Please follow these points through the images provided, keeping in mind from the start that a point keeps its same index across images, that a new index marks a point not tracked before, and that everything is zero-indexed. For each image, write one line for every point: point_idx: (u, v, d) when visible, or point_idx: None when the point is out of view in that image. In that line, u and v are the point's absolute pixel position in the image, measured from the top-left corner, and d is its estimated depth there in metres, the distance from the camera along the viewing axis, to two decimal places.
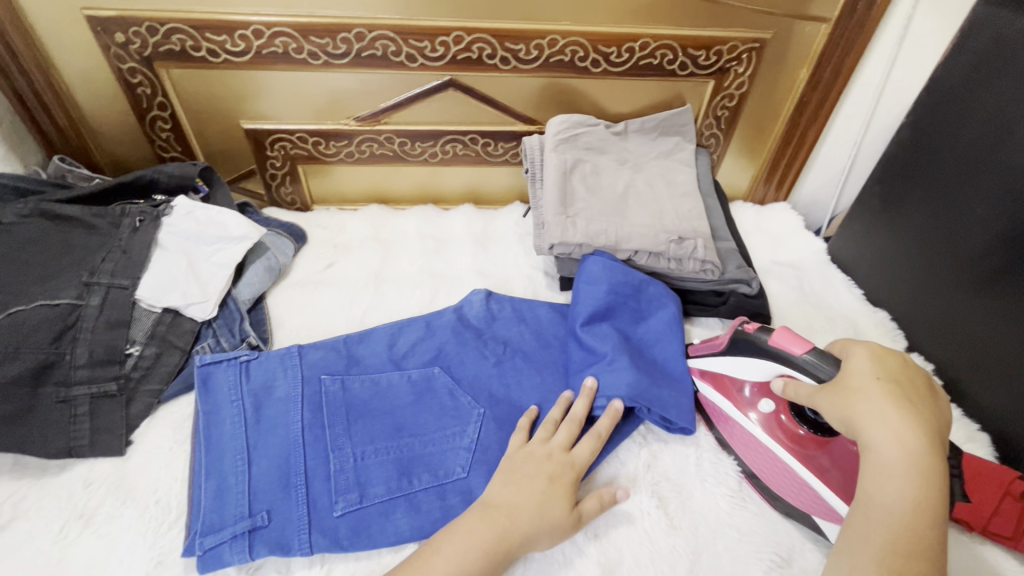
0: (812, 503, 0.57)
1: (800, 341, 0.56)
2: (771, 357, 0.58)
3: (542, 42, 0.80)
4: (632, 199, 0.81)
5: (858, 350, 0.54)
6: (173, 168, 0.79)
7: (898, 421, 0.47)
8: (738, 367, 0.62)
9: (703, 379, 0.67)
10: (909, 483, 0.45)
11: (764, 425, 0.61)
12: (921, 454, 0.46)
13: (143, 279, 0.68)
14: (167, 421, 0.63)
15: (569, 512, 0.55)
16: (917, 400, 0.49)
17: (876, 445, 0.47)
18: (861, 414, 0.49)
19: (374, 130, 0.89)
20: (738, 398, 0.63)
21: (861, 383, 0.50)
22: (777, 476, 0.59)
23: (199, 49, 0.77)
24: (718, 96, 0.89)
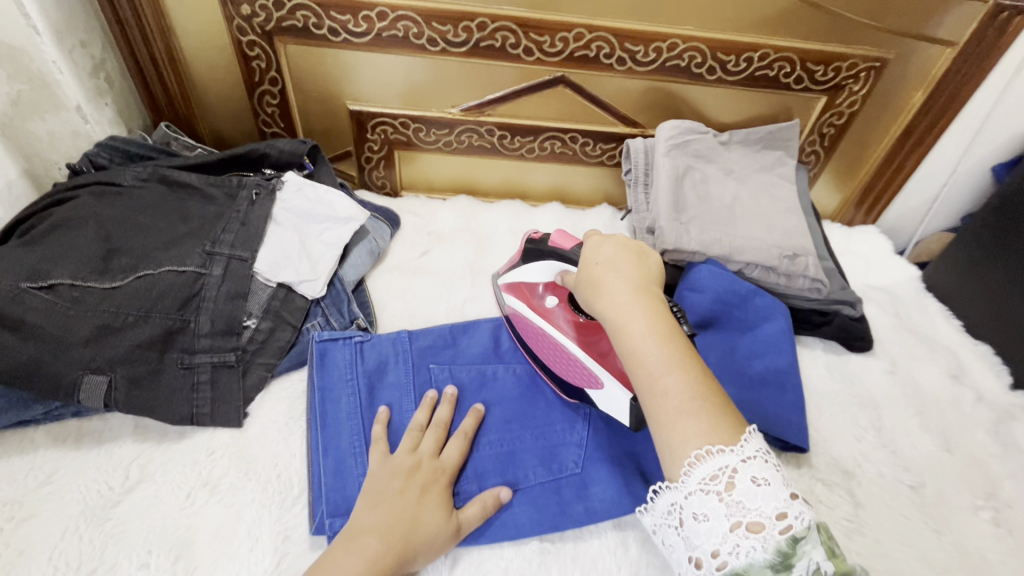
0: (581, 373, 0.61)
1: (571, 236, 0.62)
2: (552, 255, 0.63)
3: (662, 46, 0.80)
4: (740, 211, 0.79)
5: (595, 244, 0.55)
6: (285, 144, 0.79)
7: (633, 290, 0.49)
8: (529, 270, 0.66)
9: (510, 293, 0.70)
10: (647, 327, 0.46)
11: (550, 319, 0.64)
12: (659, 317, 0.47)
13: (261, 253, 0.68)
14: (281, 395, 0.63)
15: (446, 518, 0.52)
16: (630, 271, 0.51)
17: (619, 316, 0.47)
18: (603, 289, 0.50)
19: (476, 121, 0.89)
20: (532, 299, 0.66)
21: (591, 273, 0.52)
22: (558, 357, 0.63)
23: (321, 27, 0.77)
24: (828, 112, 0.88)
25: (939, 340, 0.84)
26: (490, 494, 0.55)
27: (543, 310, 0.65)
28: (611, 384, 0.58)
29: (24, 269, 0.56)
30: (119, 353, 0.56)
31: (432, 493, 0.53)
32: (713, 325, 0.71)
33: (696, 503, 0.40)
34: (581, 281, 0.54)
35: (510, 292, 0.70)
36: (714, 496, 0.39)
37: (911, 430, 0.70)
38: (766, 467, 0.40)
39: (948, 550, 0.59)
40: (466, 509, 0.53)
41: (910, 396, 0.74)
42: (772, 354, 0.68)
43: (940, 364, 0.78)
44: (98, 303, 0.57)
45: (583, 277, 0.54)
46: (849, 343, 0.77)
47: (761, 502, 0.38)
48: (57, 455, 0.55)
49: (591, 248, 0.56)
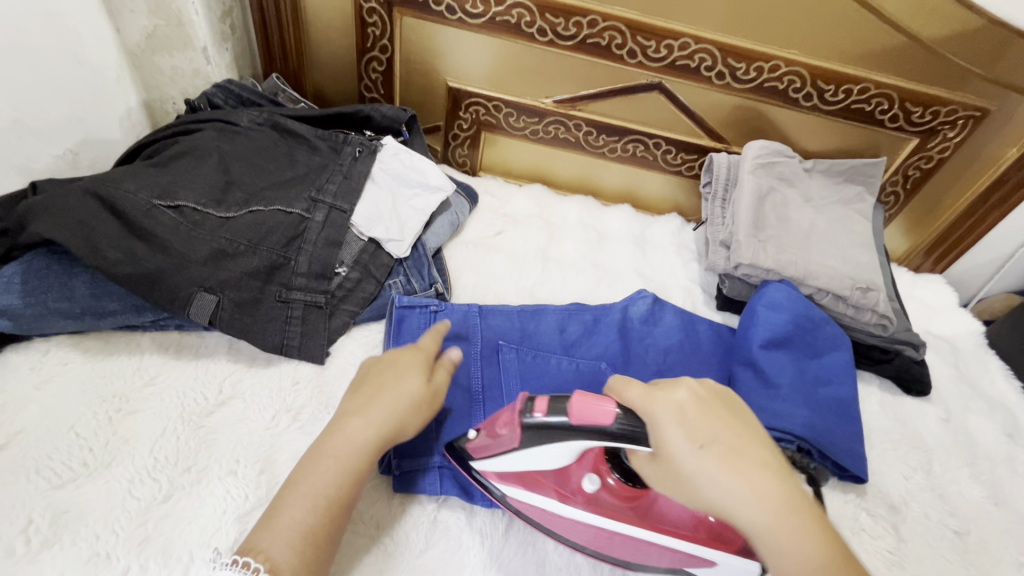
0: (675, 557, 0.53)
1: (598, 403, 0.47)
2: (584, 433, 0.48)
3: (764, 66, 0.81)
4: (817, 239, 0.80)
5: (672, 405, 0.46)
6: (388, 109, 0.83)
7: (760, 488, 0.42)
8: (539, 458, 0.52)
9: (504, 481, 0.54)
10: (782, 521, 0.41)
11: (587, 505, 0.53)
12: (791, 510, 0.41)
13: (358, 207, 0.72)
14: (360, 343, 0.67)
15: (420, 382, 0.53)
16: (746, 451, 0.44)
17: (762, 532, 0.41)
18: (717, 484, 0.42)
19: (567, 115, 0.91)
20: (549, 493, 0.54)
21: (690, 460, 0.43)
22: (623, 543, 0.53)
23: (440, 3, 0.81)
24: (916, 155, 0.89)
25: (997, 398, 0.83)
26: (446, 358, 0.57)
27: (576, 496, 0.54)
28: (728, 559, 0.51)
29: (157, 187, 0.61)
30: (230, 277, 0.61)
31: (403, 363, 0.54)
32: (783, 345, 0.71)
33: None
34: (673, 476, 0.45)
35: (505, 480, 0.54)
36: None
37: (960, 479, 0.70)
38: None
39: None
40: (440, 367, 0.56)
41: (963, 446, 0.73)
42: (835, 383, 0.70)
43: (996, 422, 0.78)
44: (215, 229, 0.62)
45: (674, 466, 0.44)
46: (907, 385, 0.78)
47: None
48: (158, 361, 0.60)
49: (671, 414, 0.45)
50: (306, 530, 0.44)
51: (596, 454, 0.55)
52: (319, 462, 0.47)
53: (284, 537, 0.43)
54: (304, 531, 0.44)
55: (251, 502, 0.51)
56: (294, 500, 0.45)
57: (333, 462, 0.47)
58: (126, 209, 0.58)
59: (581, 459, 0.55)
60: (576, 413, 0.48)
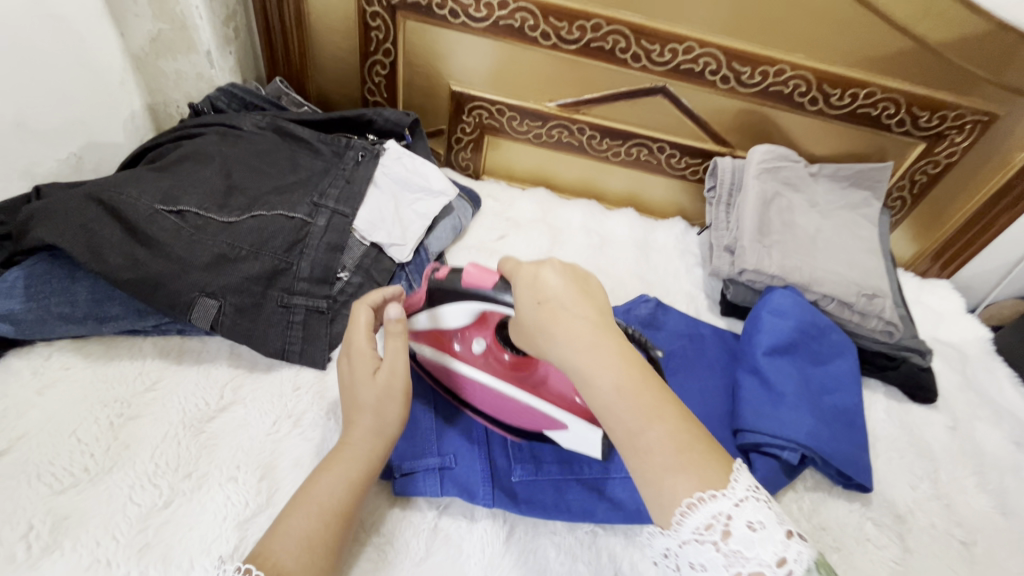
0: (535, 419, 0.58)
1: (487, 272, 0.51)
2: (468, 298, 0.52)
3: (769, 70, 0.80)
4: (822, 244, 0.79)
5: (522, 271, 0.46)
6: (390, 113, 0.83)
7: (591, 335, 0.41)
8: (439, 318, 0.56)
9: (420, 341, 0.62)
10: (617, 374, 0.40)
11: (479, 365, 0.58)
12: (628, 365, 0.41)
13: (360, 212, 0.72)
14: None
15: (373, 377, 0.51)
16: (579, 301, 0.43)
17: (578, 368, 0.41)
18: (551, 339, 0.42)
19: (570, 118, 0.91)
20: (449, 348, 0.60)
21: (531, 317, 0.44)
22: (498, 403, 0.59)
23: (443, 7, 0.81)
24: (923, 160, 0.88)
25: (1005, 406, 0.82)
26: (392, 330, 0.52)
27: (470, 357, 0.59)
28: (575, 425, 0.55)
29: (159, 192, 0.61)
30: (231, 282, 0.61)
31: (355, 364, 0.52)
32: (788, 351, 0.70)
33: (692, 552, 0.37)
34: (526, 337, 0.46)
35: (420, 339, 0.62)
36: (711, 547, 0.36)
37: (967, 488, 0.69)
38: (760, 508, 0.37)
39: None
40: (384, 342, 0.52)
41: (970, 455, 0.73)
42: (840, 390, 0.69)
43: (1004, 430, 0.77)
44: (217, 234, 0.62)
45: (527, 329, 0.45)
46: (914, 393, 0.77)
47: (760, 548, 0.35)
48: (160, 366, 0.60)
49: (528, 278, 0.45)
50: (303, 535, 0.44)
51: (492, 327, 0.57)
52: (325, 479, 0.48)
53: (288, 544, 0.43)
54: (308, 545, 0.44)
55: (251, 508, 0.51)
56: (302, 512, 0.45)
57: (335, 479, 0.47)
58: (128, 214, 0.58)
59: (479, 326, 0.57)
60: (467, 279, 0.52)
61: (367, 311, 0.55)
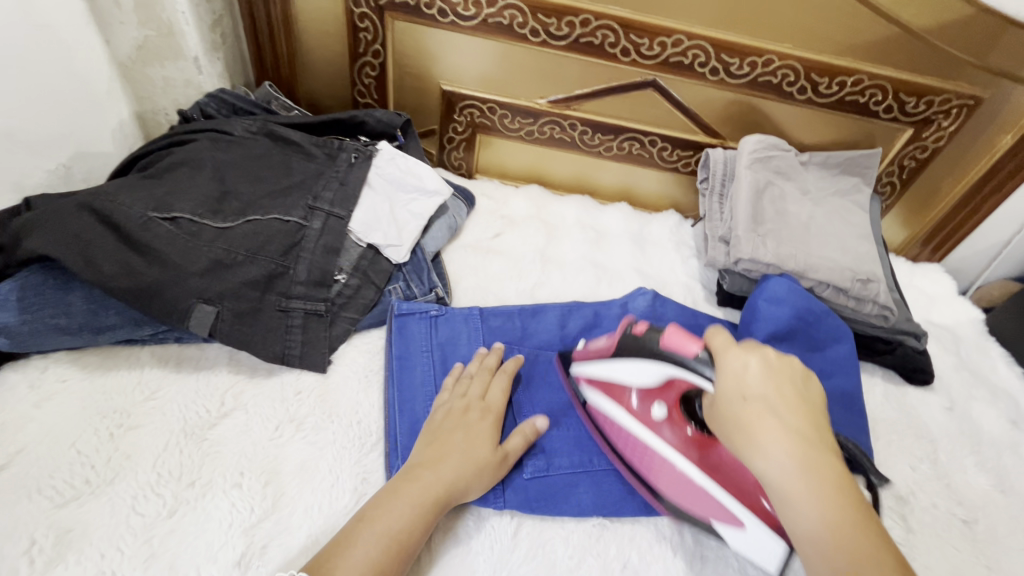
0: (708, 504, 0.54)
1: (693, 340, 0.56)
2: (665, 359, 0.57)
3: (757, 60, 0.81)
4: (815, 231, 0.80)
5: (737, 359, 0.49)
6: (382, 114, 0.83)
7: (803, 455, 0.43)
8: (621, 371, 0.60)
9: (591, 387, 0.63)
10: (821, 501, 0.41)
11: (655, 431, 0.57)
12: (839, 495, 0.42)
13: (356, 213, 0.71)
14: (362, 349, 0.67)
15: (492, 451, 0.56)
16: (794, 417, 0.45)
17: (780, 482, 0.43)
18: (757, 445, 0.44)
19: (562, 115, 0.91)
20: (624, 401, 0.60)
21: (735, 413, 0.46)
22: (666, 480, 0.56)
23: (431, 7, 0.80)
24: (911, 145, 0.89)
25: (1000, 385, 0.83)
26: (527, 424, 0.59)
27: (648, 420, 0.58)
28: (755, 527, 0.52)
29: (152, 200, 0.61)
30: (228, 288, 0.60)
31: (476, 422, 0.57)
32: (785, 338, 0.71)
33: None
34: (724, 434, 0.48)
35: (591, 386, 0.63)
36: None
37: (965, 467, 0.70)
38: None
39: None
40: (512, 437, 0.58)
41: (967, 434, 0.74)
42: (837, 374, 0.70)
43: (999, 409, 0.78)
44: (213, 240, 0.61)
45: (727, 426, 0.47)
46: (910, 375, 0.78)
47: None
48: (159, 375, 0.59)
49: (735, 369, 0.49)
50: (371, 564, 0.45)
51: (679, 395, 0.57)
52: (392, 502, 0.48)
53: (352, 569, 0.44)
54: (370, 567, 0.44)
55: (257, 514, 0.51)
56: (369, 535, 0.46)
57: (406, 504, 0.49)
58: (122, 222, 0.58)
59: (663, 390, 0.58)
60: (667, 341, 0.57)
61: (516, 361, 0.64)
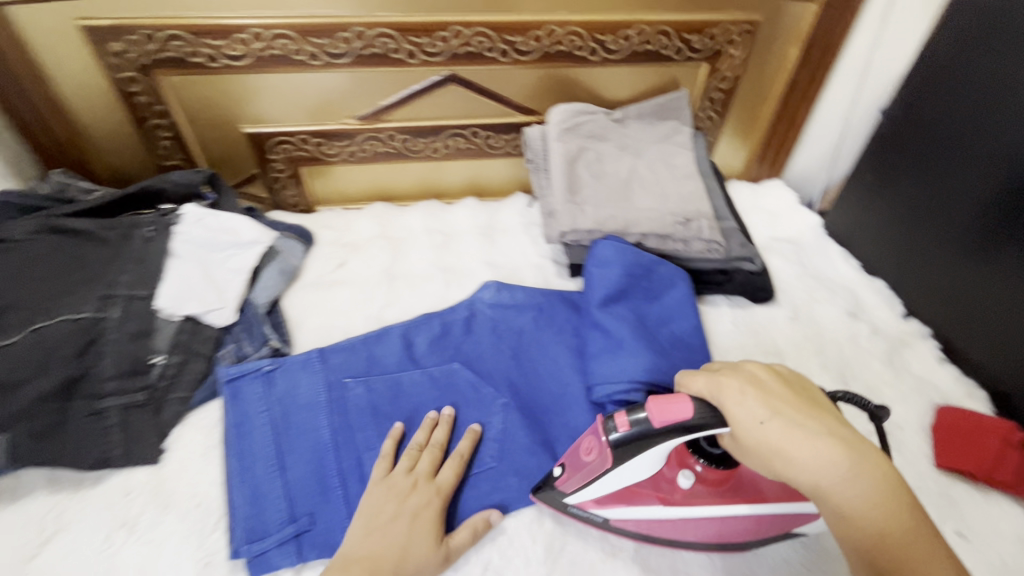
0: (770, 522, 0.55)
1: (672, 399, 0.50)
2: (670, 440, 0.50)
3: (540, 34, 0.81)
4: (636, 184, 0.82)
5: (731, 386, 0.49)
6: (179, 176, 0.79)
7: (845, 456, 0.43)
8: (636, 474, 0.53)
9: (604, 505, 0.56)
10: (874, 503, 0.42)
11: (690, 501, 0.55)
12: (890, 500, 0.43)
13: (162, 288, 0.68)
14: (199, 426, 0.64)
15: (435, 547, 0.53)
16: (811, 423, 0.46)
17: (829, 492, 0.43)
18: (794, 461, 0.44)
19: (376, 129, 0.89)
20: (644, 498, 0.55)
21: (759, 441, 0.46)
22: (723, 527, 0.55)
23: (197, 55, 0.77)
24: (712, 78, 0.92)
25: (841, 281, 0.88)
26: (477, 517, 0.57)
27: (675, 494, 0.55)
28: None
29: None
30: (18, 409, 0.56)
31: (421, 517, 0.54)
32: (621, 298, 0.73)
33: None
34: (759, 461, 0.47)
35: (602, 505, 0.56)
36: None
37: (811, 370, 0.74)
38: None
39: None
40: (455, 539, 0.54)
41: (811, 338, 0.78)
42: (674, 319, 0.73)
43: (839, 304, 0.82)
44: None
45: (762, 454, 0.46)
46: (753, 295, 0.81)
47: None
48: None
49: (733, 398, 0.48)
50: None
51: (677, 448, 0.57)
52: None
53: None
54: None
55: None
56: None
57: None
58: None
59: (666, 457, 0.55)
60: (660, 420, 0.49)
61: (445, 427, 0.63)
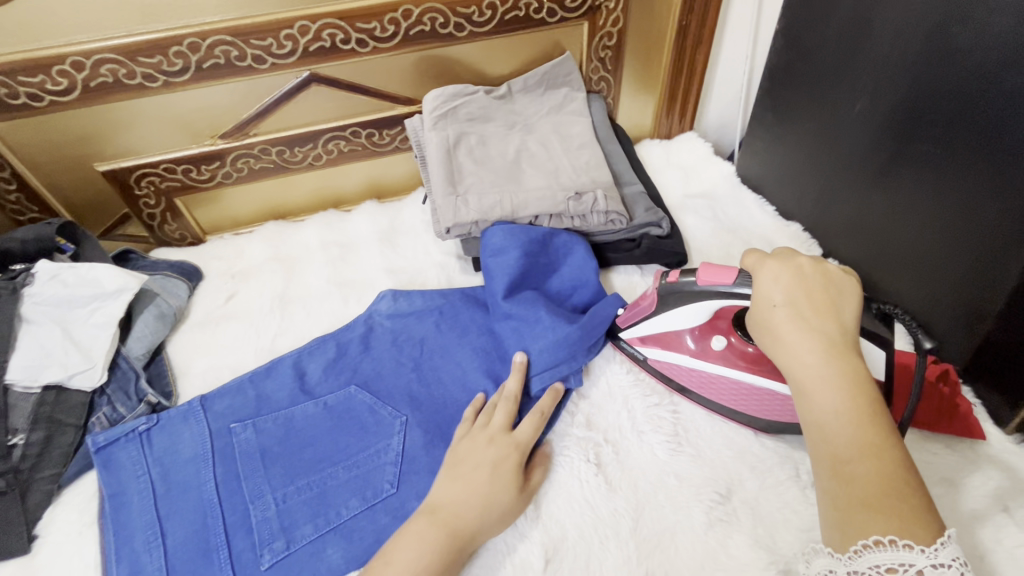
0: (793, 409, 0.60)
1: (724, 269, 0.56)
2: (708, 296, 0.58)
3: (396, 16, 0.75)
4: (525, 162, 0.77)
5: (772, 267, 0.49)
6: (27, 232, 0.72)
7: (826, 348, 0.43)
8: (676, 319, 0.63)
9: (647, 344, 0.66)
10: (841, 395, 0.41)
11: (721, 361, 0.63)
12: (859, 397, 0.41)
13: (12, 360, 0.62)
14: (73, 504, 0.59)
15: (514, 495, 0.53)
16: (821, 319, 0.45)
17: (800, 371, 0.43)
18: (783, 342, 0.45)
19: (245, 145, 0.82)
20: (682, 347, 0.64)
21: (766, 319, 0.47)
22: (736, 393, 0.62)
23: (17, 96, 0.69)
24: (596, 36, 0.86)
25: (757, 230, 0.84)
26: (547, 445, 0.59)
27: (709, 354, 0.63)
28: None
29: None
30: None
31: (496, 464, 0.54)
32: (524, 281, 0.69)
33: None
34: (764, 340, 0.47)
35: (644, 343, 0.66)
36: None
37: None
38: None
39: (763, 442, 0.59)
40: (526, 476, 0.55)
41: None
42: (580, 288, 0.71)
43: None
44: None
45: (768, 332, 0.47)
46: (665, 261, 0.77)
47: None
48: None
49: (764, 278, 0.49)
50: None
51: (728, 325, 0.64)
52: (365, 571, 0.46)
53: None
54: None
55: None
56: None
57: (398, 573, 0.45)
58: None
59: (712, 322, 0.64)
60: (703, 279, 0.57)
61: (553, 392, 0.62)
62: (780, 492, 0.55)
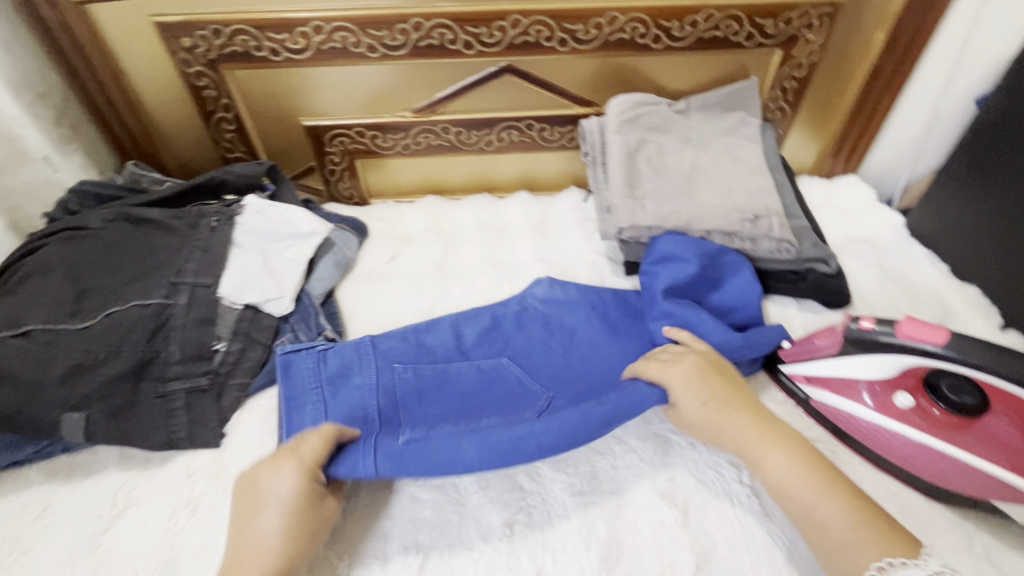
0: (982, 485, 0.55)
1: (930, 328, 0.54)
2: (907, 352, 0.56)
3: (601, 21, 0.78)
4: (699, 178, 0.78)
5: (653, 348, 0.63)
6: (241, 168, 0.81)
7: (755, 420, 0.53)
8: (857, 367, 0.60)
9: (817, 384, 0.63)
10: (790, 453, 0.51)
11: (902, 419, 0.59)
12: (796, 446, 0.51)
13: (224, 278, 0.70)
14: (258, 413, 0.65)
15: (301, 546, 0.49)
16: (733, 396, 0.56)
17: (753, 445, 0.52)
18: (728, 425, 0.54)
19: (430, 121, 0.89)
20: (857, 397, 0.61)
21: (711, 404, 0.55)
22: (914, 455, 0.58)
23: (261, 49, 0.79)
24: (786, 65, 0.86)
25: (925, 286, 0.80)
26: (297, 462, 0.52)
27: (887, 408, 0.60)
28: None
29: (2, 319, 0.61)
30: (94, 389, 0.60)
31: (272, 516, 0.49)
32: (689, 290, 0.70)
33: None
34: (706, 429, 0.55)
35: (814, 383, 0.63)
36: None
37: None
38: None
39: (933, 504, 0.56)
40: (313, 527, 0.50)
41: None
42: (741, 307, 0.71)
43: (923, 312, 0.76)
44: (70, 344, 0.61)
45: (714, 421, 0.54)
46: (827, 300, 0.75)
47: None
48: (47, 491, 0.59)
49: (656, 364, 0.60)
50: None
51: (913, 381, 0.61)
52: None
53: None
54: None
55: None
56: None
57: None
58: None
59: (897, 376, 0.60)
60: (905, 333, 0.56)
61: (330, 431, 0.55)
62: (951, 559, 0.52)
